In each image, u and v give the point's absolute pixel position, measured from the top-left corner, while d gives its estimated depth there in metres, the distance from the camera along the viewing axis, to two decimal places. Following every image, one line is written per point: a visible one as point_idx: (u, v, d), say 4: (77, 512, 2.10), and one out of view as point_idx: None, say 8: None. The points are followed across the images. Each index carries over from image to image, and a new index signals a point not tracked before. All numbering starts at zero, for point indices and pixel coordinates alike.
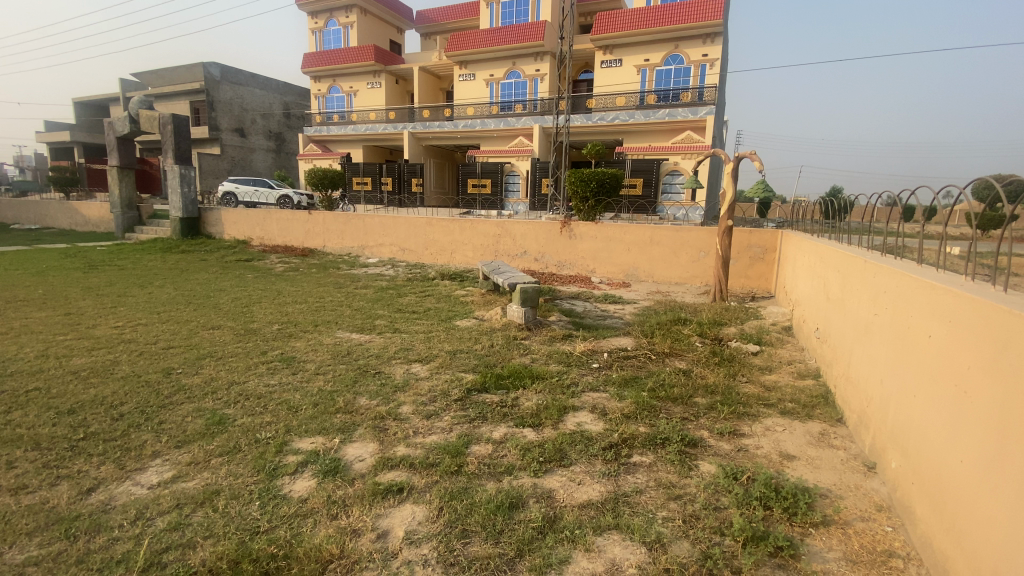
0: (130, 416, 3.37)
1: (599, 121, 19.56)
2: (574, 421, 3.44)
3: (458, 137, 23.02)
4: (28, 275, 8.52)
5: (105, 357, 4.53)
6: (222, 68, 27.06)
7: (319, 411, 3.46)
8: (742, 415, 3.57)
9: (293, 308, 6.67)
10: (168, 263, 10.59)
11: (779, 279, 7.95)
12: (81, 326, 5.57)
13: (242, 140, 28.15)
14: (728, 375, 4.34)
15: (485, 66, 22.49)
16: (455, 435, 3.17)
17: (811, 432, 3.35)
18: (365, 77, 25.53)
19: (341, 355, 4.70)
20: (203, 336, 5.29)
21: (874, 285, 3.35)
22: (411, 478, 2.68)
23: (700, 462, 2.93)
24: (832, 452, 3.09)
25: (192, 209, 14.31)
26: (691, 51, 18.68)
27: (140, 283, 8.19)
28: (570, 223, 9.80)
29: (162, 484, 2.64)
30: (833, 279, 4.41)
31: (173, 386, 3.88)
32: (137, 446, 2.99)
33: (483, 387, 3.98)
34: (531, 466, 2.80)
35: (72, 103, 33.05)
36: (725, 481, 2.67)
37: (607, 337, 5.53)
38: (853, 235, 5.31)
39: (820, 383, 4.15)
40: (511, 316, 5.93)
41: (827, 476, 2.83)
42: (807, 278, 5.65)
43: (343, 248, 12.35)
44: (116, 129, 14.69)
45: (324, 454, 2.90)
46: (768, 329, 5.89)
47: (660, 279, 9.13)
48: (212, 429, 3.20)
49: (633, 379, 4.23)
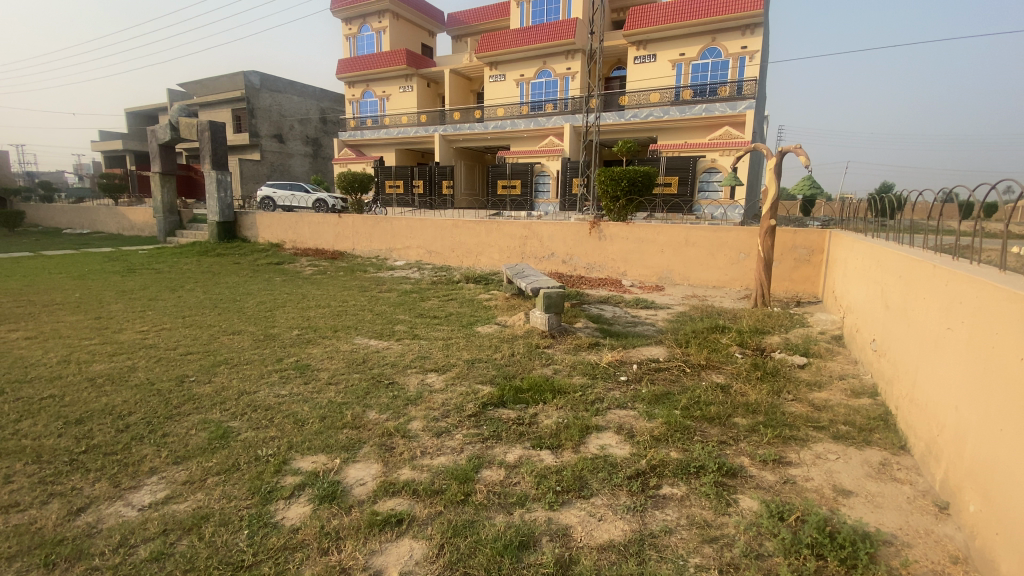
0: (135, 427, 3.29)
1: (632, 118, 19.06)
2: (596, 444, 3.12)
3: (487, 139, 22.90)
4: (69, 279, 8.82)
5: (124, 363, 4.53)
6: (262, 77, 27.90)
7: (326, 426, 3.27)
8: (789, 440, 3.17)
9: (315, 312, 6.59)
10: (202, 267, 10.80)
11: (827, 282, 7.35)
12: (107, 329, 5.66)
13: (280, 146, 28.89)
14: (771, 392, 3.91)
15: (515, 67, 22.28)
16: (465, 457, 2.92)
17: (869, 462, 2.93)
18: (396, 81, 25.77)
19: (356, 363, 4.54)
20: (222, 341, 5.23)
21: (943, 293, 2.90)
22: (413, 508, 2.44)
23: (739, 497, 2.57)
24: (896, 488, 2.65)
25: (228, 213, 14.64)
26: (730, 43, 17.89)
27: (172, 286, 8.33)
28: (599, 223, 9.45)
29: (153, 506, 2.50)
30: (893, 285, 3.93)
31: (184, 395, 3.79)
32: (136, 461, 2.88)
33: (500, 401, 3.71)
34: (546, 498, 2.52)
35: (124, 113, 34.84)
36: (770, 522, 2.31)
37: (637, 346, 5.18)
38: (914, 236, 4.72)
39: (879, 403, 3.68)
40: (534, 323, 5.64)
41: (891, 518, 2.41)
42: (861, 284, 5.13)
43: (372, 250, 12.36)
44: (158, 136, 15.25)
45: (322, 477, 2.69)
46: (816, 339, 5.39)
47: (696, 282, 8.66)
48: (215, 444, 3.06)
49: (664, 395, 3.86)
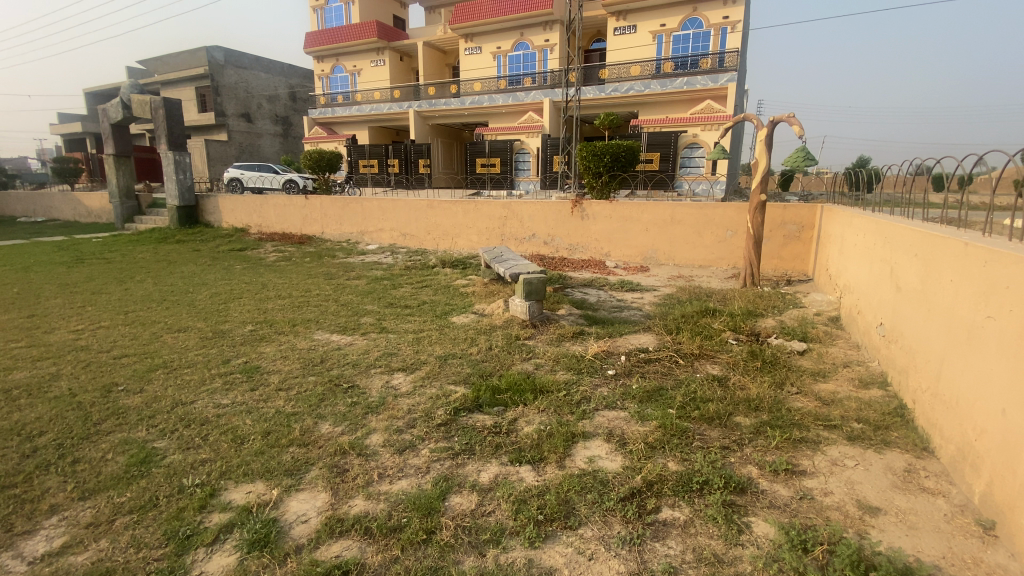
0: (44, 452, 2.78)
1: (613, 92, 18.51)
2: (584, 456, 2.71)
3: (465, 115, 22.03)
4: (10, 272, 8.09)
5: (47, 370, 3.95)
6: (226, 52, 26.51)
7: (269, 445, 2.78)
8: (800, 444, 2.81)
9: (273, 304, 6.01)
10: (159, 255, 10.05)
11: (818, 260, 7.04)
12: (35, 330, 5.01)
13: (248, 125, 27.54)
14: (773, 385, 3.55)
15: (491, 39, 21.36)
16: (431, 480, 2.47)
17: (891, 468, 2.59)
18: (367, 55, 24.60)
19: (313, 363, 4.03)
20: (164, 341, 4.66)
21: (982, 276, 2.49)
22: (363, 552, 2.00)
23: (753, 521, 2.19)
24: (929, 503, 2.30)
25: (189, 197, 13.74)
26: (711, 13, 17.31)
27: (121, 278, 7.65)
28: (582, 202, 8.96)
29: (45, 558, 2.04)
30: (907, 265, 3.56)
31: (109, 408, 3.27)
32: (35, 497, 2.39)
33: (474, 405, 3.27)
34: (526, 532, 2.10)
35: (81, 92, 32.90)
36: (793, 556, 1.94)
37: (624, 335, 4.79)
38: (927, 211, 4.16)
39: (891, 396, 3.34)
40: (513, 312, 5.18)
41: (929, 542, 2.06)
42: (863, 261, 4.77)
43: (342, 234, 11.70)
44: (110, 116, 14.17)
45: (255, 514, 2.22)
46: (812, 321, 5.07)
47: (682, 261, 8.30)
48: (133, 472, 2.56)
49: (657, 392, 3.46)
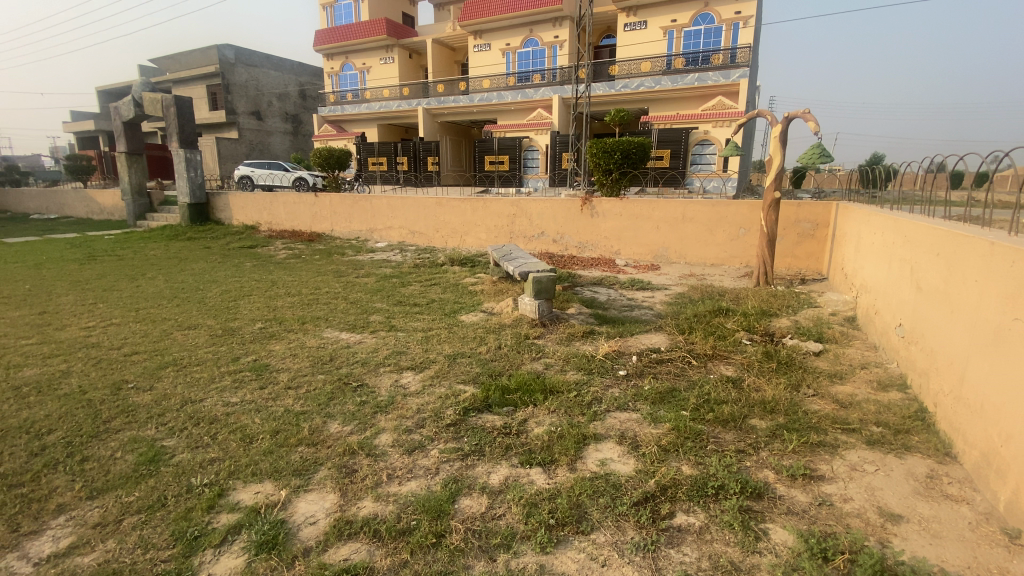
0: (53, 450, 2.78)
1: (623, 89, 18.34)
2: (595, 458, 2.66)
3: (473, 112, 21.96)
4: (24, 269, 8.18)
5: (58, 367, 3.97)
6: (236, 51, 26.65)
7: (277, 444, 2.76)
8: (817, 448, 2.74)
9: (283, 302, 6.02)
10: (169, 252, 10.12)
11: (833, 258, 6.91)
12: (47, 327, 5.05)
13: (258, 123, 27.68)
14: (789, 387, 3.47)
15: (500, 35, 21.27)
16: (440, 482, 2.44)
17: (913, 474, 2.51)
18: (377, 52, 24.61)
19: (322, 362, 4.01)
20: (174, 338, 4.68)
21: (1008, 276, 2.39)
22: (371, 555, 1.97)
23: (770, 527, 2.13)
24: (953, 510, 2.23)
25: (200, 194, 13.83)
26: (723, 8, 17.08)
27: (132, 275, 7.70)
28: (592, 199, 8.88)
29: (51, 559, 2.02)
30: (929, 264, 3.45)
31: (118, 406, 3.27)
32: (44, 496, 2.39)
33: (484, 405, 3.24)
34: (537, 536, 2.06)
35: (95, 91, 33.27)
36: (812, 565, 1.88)
37: (635, 334, 4.73)
38: (949, 208, 4.01)
39: (911, 399, 3.25)
40: (523, 310, 5.13)
41: (953, 551, 1.99)
42: (880, 260, 4.66)
43: (351, 232, 11.72)
44: (122, 114, 14.29)
45: (263, 515, 2.20)
46: (828, 321, 4.97)
47: (693, 260, 8.21)
48: (142, 470, 2.56)
49: (669, 394, 3.40)
